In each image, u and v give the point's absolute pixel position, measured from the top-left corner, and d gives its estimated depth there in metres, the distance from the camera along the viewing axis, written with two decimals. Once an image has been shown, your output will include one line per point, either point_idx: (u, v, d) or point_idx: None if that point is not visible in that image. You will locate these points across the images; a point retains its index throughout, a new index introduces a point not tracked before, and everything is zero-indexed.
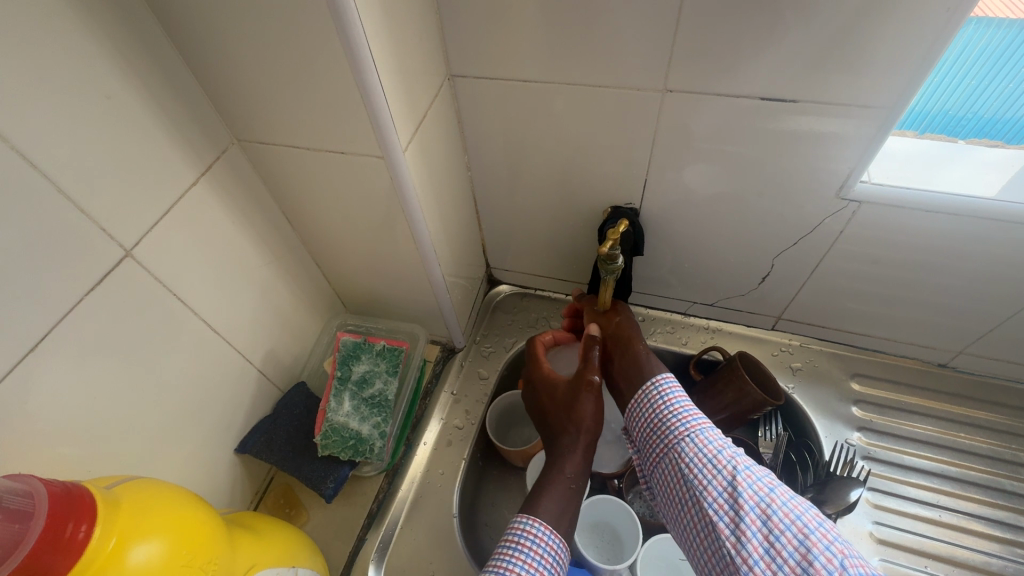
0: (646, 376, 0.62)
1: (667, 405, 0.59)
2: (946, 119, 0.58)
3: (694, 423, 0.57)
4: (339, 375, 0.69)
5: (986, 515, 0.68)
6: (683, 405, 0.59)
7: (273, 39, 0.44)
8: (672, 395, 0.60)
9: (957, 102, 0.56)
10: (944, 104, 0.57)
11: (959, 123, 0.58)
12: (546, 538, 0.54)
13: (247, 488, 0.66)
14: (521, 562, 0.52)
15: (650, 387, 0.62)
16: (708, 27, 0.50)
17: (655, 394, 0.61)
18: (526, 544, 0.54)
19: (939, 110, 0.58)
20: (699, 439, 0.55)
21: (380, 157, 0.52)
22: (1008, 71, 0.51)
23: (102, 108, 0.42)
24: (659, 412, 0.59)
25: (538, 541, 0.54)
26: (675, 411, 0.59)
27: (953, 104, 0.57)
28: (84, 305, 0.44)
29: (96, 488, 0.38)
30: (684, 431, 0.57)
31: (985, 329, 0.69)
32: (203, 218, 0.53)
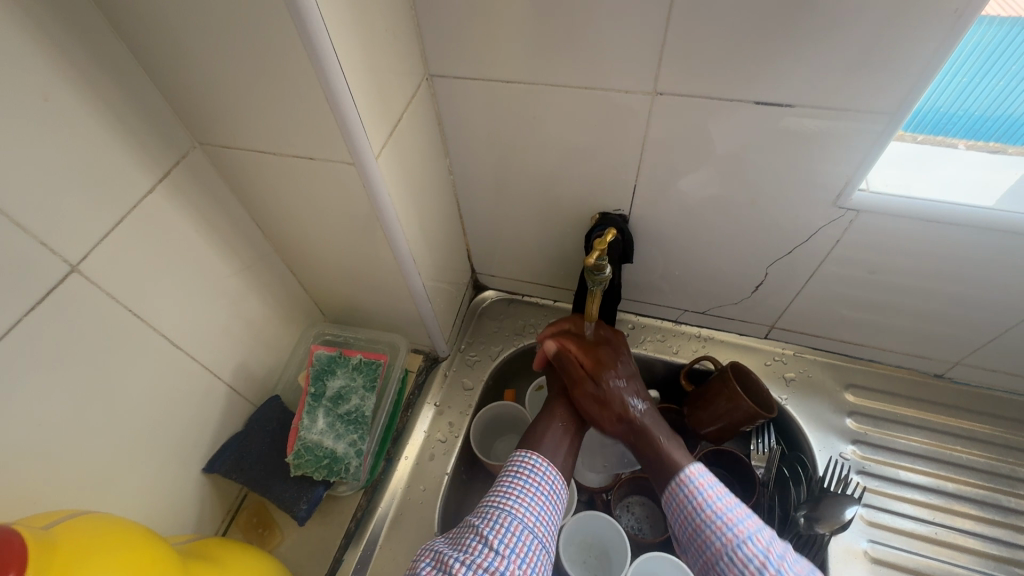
0: (670, 476, 0.58)
1: (699, 512, 0.54)
2: (936, 117, 0.56)
3: (732, 535, 0.52)
4: (313, 391, 0.65)
5: (982, 532, 0.66)
6: (717, 511, 0.54)
7: (230, 36, 0.41)
8: (704, 498, 0.55)
9: (948, 100, 0.54)
10: (935, 103, 0.54)
11: (949, 121, 0.56)
12: (544, 469, 0.59)
13: (217, 509, 0.63)
14: (521, 487, 0.57)
15: (677, 491, 0.57)
16: (700, 27, 0.47)
17: (683, 498, 0.56)
18: (525, 472, 0.59)
19: (930, 108, 0.55)
20: (738, 556, 0.50)
21: (351, 163, 0.49)
22: (1000, 68, 0.49)
23: (41, 111, 0.39)
24: (692, 521, 0.54)
25: (535, 471, 0.59)
26: (709, 519, 0.53)
27: (944, 102, 0.54)
28: (23, 326, 0.41)
29: (30, 530, 0.34)
30: (721, 546, 0.52)
31: (983, 341, 0.67)
32: (161, 228, 0.50)
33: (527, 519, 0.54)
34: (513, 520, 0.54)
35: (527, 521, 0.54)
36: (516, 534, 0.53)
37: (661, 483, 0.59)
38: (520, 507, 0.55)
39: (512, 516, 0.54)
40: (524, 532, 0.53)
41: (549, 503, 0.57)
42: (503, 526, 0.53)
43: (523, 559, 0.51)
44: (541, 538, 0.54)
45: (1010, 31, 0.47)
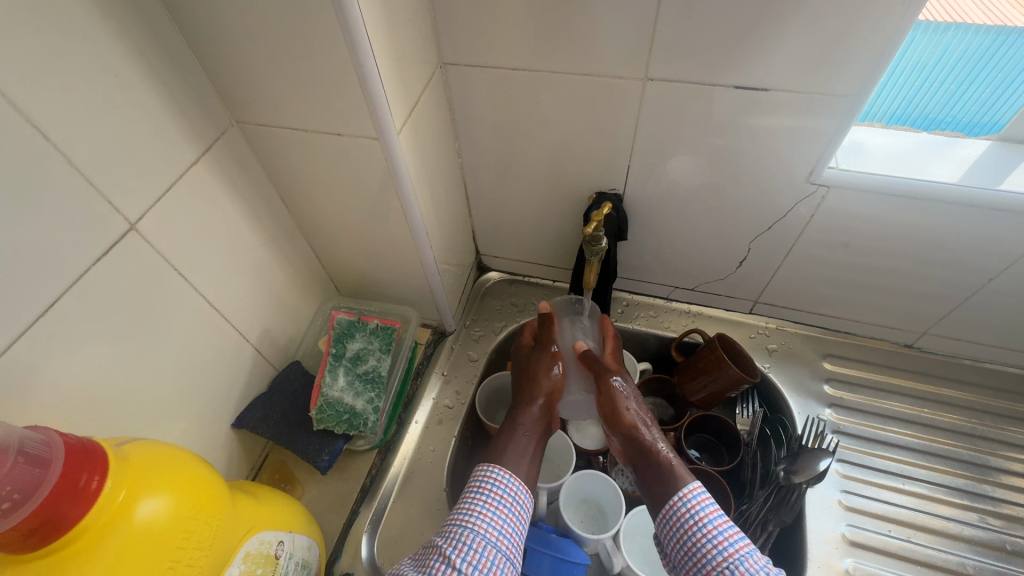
0: (671, 489, 0.60)
1: (700, 524, 0.57)
2: (927, 122, 0.64)
3: (733, 549, 0.54)
4: (334, 352, 0.71)
5: (948, 484, 0.72)
6: (716, 524, 0.56)
7: (275, 23, 0.46)
8: (703, 512, 0.57)
9: (938, 106, 0.63)
10: (926, 107, 0.64)
11: (939, 125, 0.64)
12: (507, 482, 0.60)
13: (243, 463, 0.68)
14: (483, 503, 0.59)
15: (680, 502, 0.59)
16: (685, 19, 0.53)
17: (683, 510, 0.58)
18: (487, 488, 0.60)
19: (921, 113, 0.64)
20: (740, 572, 0.53)
21: (375, 138, 0.54)
22: (986, 76, 0.58)
23: (109, 86, 0.44)
24: (693, 534, 0.57)
25: (498, 486, 0.60)
26: (709, 532, 0.56)
27: (934, 107, 0.63)
28: (90, 275, 0.46)
29: (107, 444, 0.40)
30: (723, 561, 0.54)
31: (946, 311, 0.73)
32: (203, 196, 0.55)
33: (489, 534, 0.56)
34: (475, 536, 0.55)
35: (490, 536, 0.56)
36: (479, 551, 0.54)
37: (660, 490, 0.61)
38: (482, 523, 0.56)
39: (474, 533, 0.56)
40: (488, 549, 0.55)
41: (514, 513, 0.59)
42: (465, 544, 0.54)
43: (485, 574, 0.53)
44: (505, 551, 0.56)
45: (997, 41, 0.55)
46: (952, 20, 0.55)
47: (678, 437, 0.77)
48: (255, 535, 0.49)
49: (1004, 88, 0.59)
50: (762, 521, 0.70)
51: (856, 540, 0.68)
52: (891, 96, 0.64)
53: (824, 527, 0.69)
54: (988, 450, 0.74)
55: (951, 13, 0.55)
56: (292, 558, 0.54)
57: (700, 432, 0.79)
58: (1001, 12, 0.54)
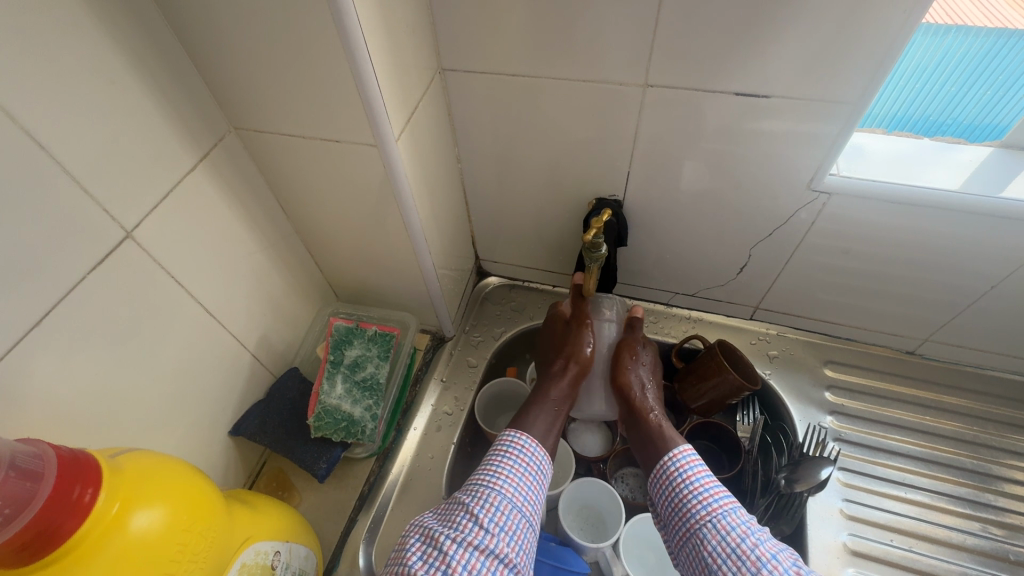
0: (663, 451, 0.64)
1: (686, 483, 0.61)
2: (928, 124, 0.64)
3: (716, 504, 0.58)
4: (332, 359, 0.71)
5: (950, 492, 0.71)
6: (701, 482, 0.60)
7: (273, 30, 0.46)
8: (691, 471, 0.62)
9: (939, 108, 0.63)
10: (927, 110, 0.63)
11: (940, 127, 0.64)
12: (532, 449, 0.64)
13: (240, 471, 0.68)
14: (508, 469, 0.61)
15: (670, 462, 0.64)
16: (685, 25, 0.53)
17: (672, 468, 0.63)
18: (513, 452, 0.63)
19: (921, 115, 0.64)
20: (722, 525, 0.56)
21: (373, 145, 0.54)
22: (987, 78, 0.58)
23: (106, 94, 0.44)
24: (680, 492, 0.61)
25: (523, 453, 0.63)
26: (695, 490, 0.60)
27: (935, 109, 0.63)
28: (86, 284, 0.46)
29: (100, 455, 0.40)
30: (706, 515, 0.58)
31: (948, 317, 0.73)
32: (200, 203, 0.55)
33: (514, 498, 0.59)
34: (502, 498, 0.58)
35: (514, 500, 0.59)
36: (505, 513, 0.57)
37: (652, 456, 0.65)
38: (507, 488, 0.59)
39: (500, 495, 0.58)
40: (512, 511, 0.58)
41: (535, 482, 0.62)
42: (492, 505, 0.57)
43: (511, 535, 0.56)
44: (526, 515, 0.59)
45: (997, 44, 0.55)
46: (951, 22, 0.54)
47: None
48: (250, 546, 0.48)
49: (1005, 91, 0.58)
50: (763, 529, 0.69)
51: (857, 549, 0.68)
52: (893, 100, 0.63)
53: (825, 535, 0.69)
54: (991, 458, 0.73)
55: (952, 15, 0.54)
56: (287, 568, 0.53)
57: (700, 438, 0.79)
58: (1001, 14, 0.54)
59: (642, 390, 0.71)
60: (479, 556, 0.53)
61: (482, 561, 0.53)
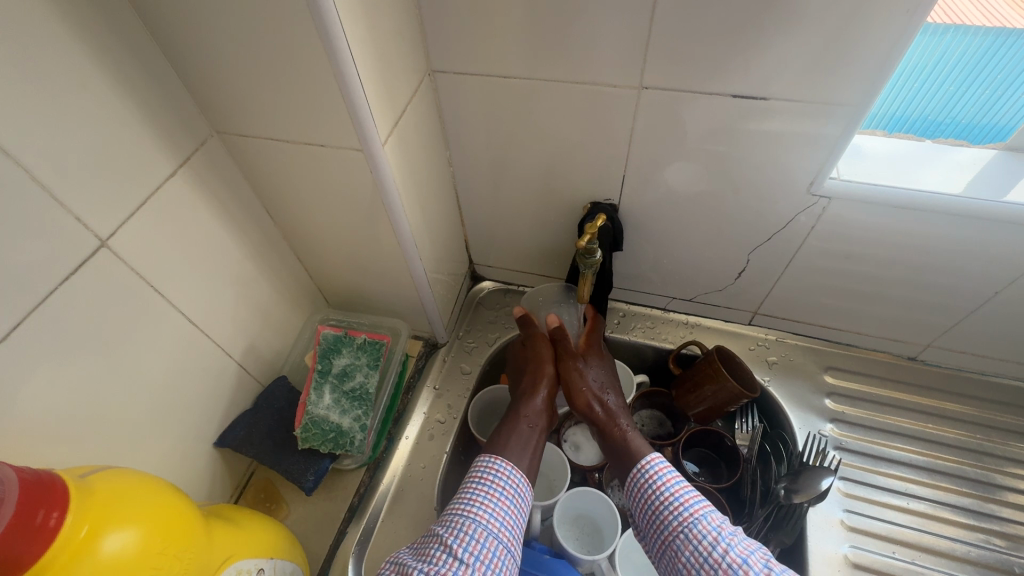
0: (635, 459, 0.63)
1: (658, 493, 0.59)
2: (926, 124, 0.62)
3: (688, 512, 0.56)
4: (320, 368, 0.69)
5: (953, 503, 0.70)
6: (672, 491, 0.58)
7: (252, 30, 0.44)
8: (662, 480, 0.60)
9: (936, 108, 0.61)
10: (925, 110, 0.61)
11: (938, 127, 0.62)
12: (509, 474, 0.60)
13: (226, 483, 0.66)
14: (484, 495, 0.58)
15: (640, 473, 0.61)
16: (682, 24, 0.51)
17: (643, 480, 0.60)
18: (490, 478, 0.60)
19: (919, 115, 0.62)
20: (694, 533, 0.54)
21: (359, 149, 0.52)
22: (985, 77, 0.56)
23: (78, 98, 0.42)
24: (652, 502, 0.59)
25: (500, 478, 0.60)
26: (668, 500, 0.58)
27: (932, 110, 0.61)
28: (58, 296, 0.44)
29: (70, 476, 0.38)
30: (678, 525, 0.56)
31: (951, 323, 0.71)
32: (181, 210, 0.53)
33: (491, 525, 0.55)
34: (478, 526, 0.55)
35: (491, 527, 0.55)
36: (481, 541, 0.54)
37: (625, 466, 0.63)
38: (484, 514, 0.56)
39: (475, 523, 0.55)
40: (489, 539, 0.54)
41: (515, 507, 0.59)
42: (467, 534, 0.54)
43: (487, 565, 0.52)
44: (505, 541, 0.55)
45: (996, 42, 0.53)
46: (950, 21, 0.53)
47: (674, 452, 0.75)
48: (231, 565, 0.47)
49: (1005, 90, 0.56)
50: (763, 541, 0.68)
51: (859, 561, 0.66)
52: (891, 100, 0.62)
53: (826, 547, 0.67)
54: (995, 467, 0.72)
55: (950, 14, 0.53)
56: None
57: (698, 446, 0.77)
58: (1000, 14, 0.52)
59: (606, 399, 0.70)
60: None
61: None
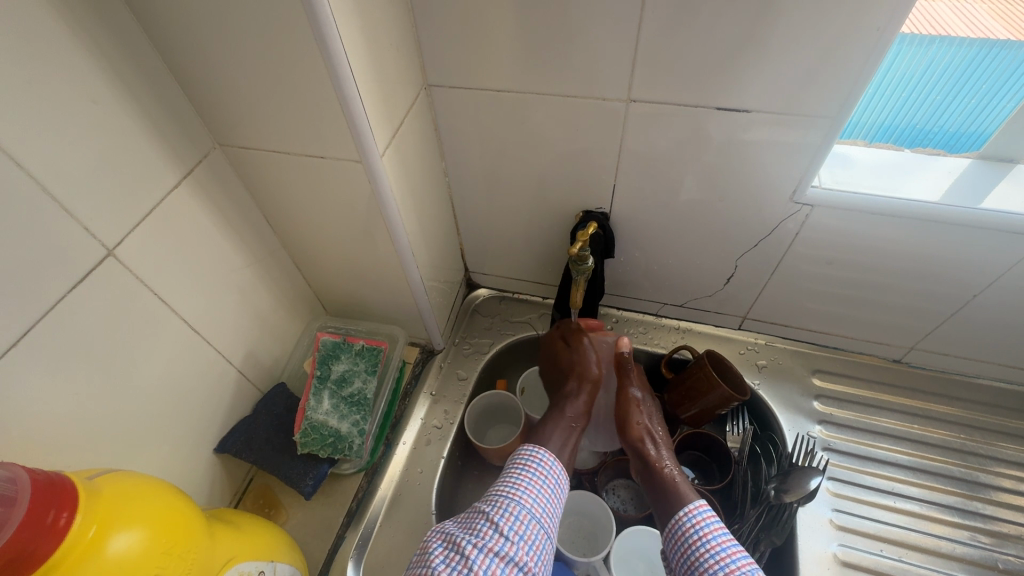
0: (677, 507, 0.62)
1: (703, 541, 0.58)
2: (914, 132, 0.65)
3: (733, 565, 0.55)
4: (319, 375, 0.70)
5: (938, 501, 0.71)
6: (718, 540, 0.57)
7: (256, 48, 0.46)
8: (708, 529, 0.59)
9: (925, 117, 0.63)
10: (913, 119, 0.64)
11: (926, 136, 0.65)
12: (551, 464, 0.64)
13: (226, 488, 0.67)
14: (528, 480, 0.62)
15: (685, 519, 0.61)
16: (665, 42, 0.54)
17: (687, 525, 0.60)
18: (533, 465, 0.63)
19: (907, 123, 0.64)
20: None
21: (358, 160, 0.54)
22: (972, 86, 0.58)
23: (88, 112, 0.44)
24: (695, 550, 0.58)
25: (544, 466, 0.63)
26: (712, 550, 0.57)
27: (921, 118, 0.63)
28: (65, 304, 0.45)
29: (78, 478, 0.39)
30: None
31: (933, 326, 0.74)
32: (184, 220, 0.55)
33: (535, 510, 0.59)
34: (522, 508, 0.58)
35: (533, 510, 0.59)
36: (524, 522, 0.57)
37: (668, 512, 0.63)
38: (529, 498, 0.60)
39: (521, 505, 0.59)
40: (532, 522, 0.58)
41: (554, 497, 0.62)
42: (520, 520, 0.57)
43: (530, 546, 0.56)
44: (545, 528, 0.59)
45: (981, 53, 0.55)
46: (936, 33, 0.55)
47: None
48: (233, 567, 0.48)
49: (991, 99, 0.59)
50: (754, 541, 0.69)
51: (848, 560, 0.68)
52: (879, 109, 0.64)
53: (815, 546, 0.69)
54: (979, 466, 0.73)
55: (934, 25, 0.55)
56: None
57: (690, 449, 0.79)
58: (983, 26, 0.54)
59: (649, 441, 0.68)
60: (499, 563, 0.53)
61: (501, 568, 0.53)
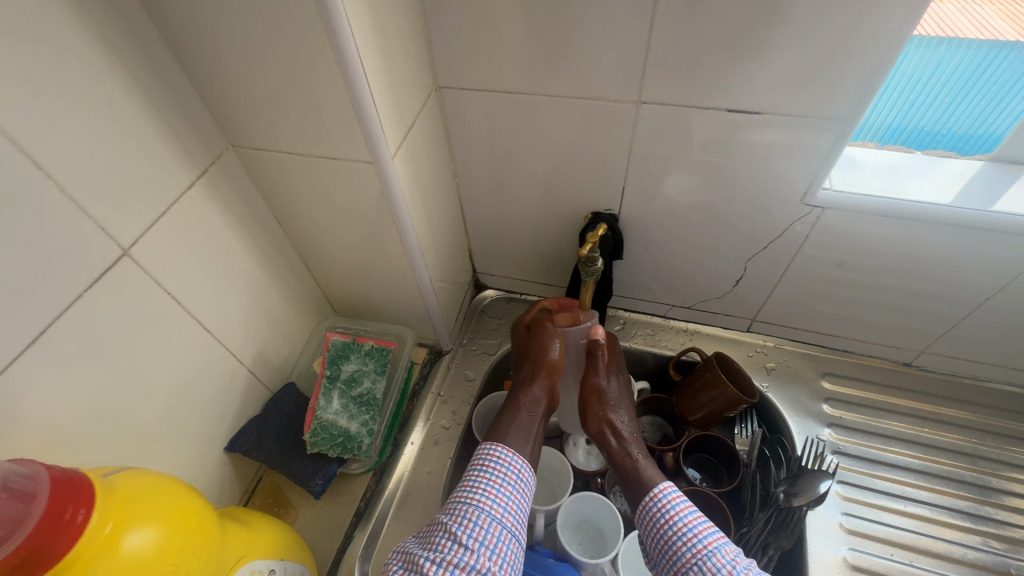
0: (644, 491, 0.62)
1: (671, 523, 0.59)
2: (922, 135, 0.65)
3: (701, 544, 0.56)
4: (328, 374, 0.71)
5: (949, 505, 0.71)
6: (685, 521, 0.58)
7: (270, 51, 0.47)
8: (674, 511, 0.60)
9: (932, 119, 0.63)
10: (920, 121, 0.64)
11: (933, 138, 0.65)
12: (511, 460, 0.63)
13: (236, 487, 0.67)
14: (486, 482, 0.60)
15: (651, 504, 0.61)
16: (675, 44, 0.54)
17: (655, 510, 0.60)
18: (490, 466, 0.62)
19: (915, 126, 0.64)
20: (708, 566, 0.54)
21: (369, 162, 0.55)
22: (979, 88, 0.58)
23: (105, 113, 0.45)
24: (665, 532, 0.58)
25: (500, 464, 0.62)
26: (681, 530, 0.58)
27: (928, 120, 0.63)
28: (81, 302, 0.46)
29: (94, 475, 0.39)
30: (692, 556, 0.56)
31: (943, 329, 0.73)
32: (197, 220, 0.56)
33: (495, 511, 0.58)
34: (481, 513, 0.57)
35: (494, 513, 0.57)
36: (485, 527, 0.56)
37: (635, 496, 0.63)
38: (487, 501, 0.58)
39: (479, 510, 0.57)
40: (492, 524, 0.56)
41: (516, 492, 0.61)
42: (477, 525, 0.56)
43: (492, 550, 0.55)
44: (509, 527, 0.57)
45: (990, 54, 0.55)
46: (945, 34, 0.55)
47: (676, 457, 0.76)
48: (244, 565, 0.48)
49: (999, 102, 0.58)
50: (762, 544, 0.69)
51: (858, 564, 0.67)
52: (887, 112, 0.63)
53: (825, 550, 0.68)
54: (990, 470, 0.73)
55: (944, 27, 0.55)
56: None
57: (698, 451, 0.79)
58: (992, 26, 0.54)
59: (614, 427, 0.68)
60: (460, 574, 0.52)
61: None
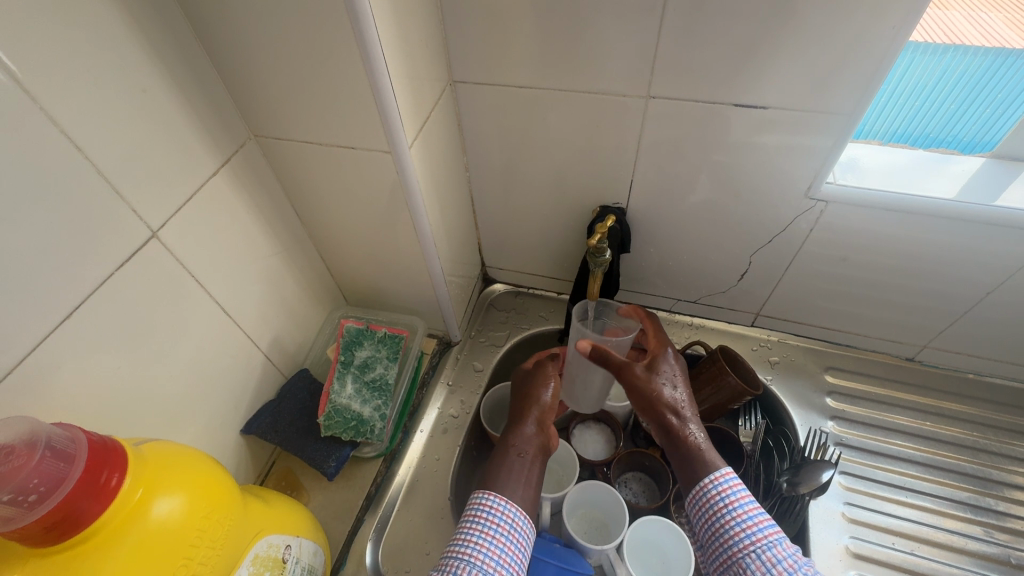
0: (699, 478, 0.58)
1: (729, 509, 0.55)
2: (928, 141, 0.66)
3: (761, 534, 0.53)
4: (342, 360, 0.73)
5: (951, 497, 0.72)
6: (745, 507, 0.55)
7: (294, 42, 0.49)
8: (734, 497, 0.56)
9: (940, 125, 0.64)
10: (927, 127, 0.65)
11: (939, 144, 0.66)
12: (504, 510, 0.56)
13: (250, 469, 0.69)
14: (478, 534, 0.54)
15: (707, 490, 0.57)
16: (684, 40, 0.55)
17: (713, 494, 0.56)
18: (483, 516, 0.55)
19: (921, 132, 0.66)
20: (767, 557, 0.52)
21: (387, 151, 0.56)
22: (985, 96, 0.59)
23: (139, 100, 0.47)
24: (720, 518, 0.56)
25: (493, 514, 0.55)
26: (738, 517, 0.55)
27: (936, 126, 0.65)
28: (112, 281, 0.48)
29: (127, 443, 0.41)
30: (749, 545, 0.53)
31: (946, 324, 0.74)
32: (220, 207, 0.57)
33: (488, 567, 0.52)
34: (472, 569, 0.51)
35: (487, 569, 0.52)
36: None
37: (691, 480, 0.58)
38: (480, 555, 0.52)
39: (471, 565, 0.52)
40: None
41: (513, 543, 0.55)
42: None
43: None
44: None
45: (996, 62, 0.56)
46: (950, 42, 0.56)
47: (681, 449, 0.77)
48: (263, 537, 0.49)
49: (1005, 109, 0.60)
50: None
51: (860, 552, 0.68)
52: (893, 116, 0.66)
53: (827, 539, 0.69)
54: (992, 463, 0.74)
55: (948, 34, 0.57)
56: (298, 563, 0.54)
57: None
58: (998, 35, 0.56)
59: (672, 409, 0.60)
60: None
61: None
